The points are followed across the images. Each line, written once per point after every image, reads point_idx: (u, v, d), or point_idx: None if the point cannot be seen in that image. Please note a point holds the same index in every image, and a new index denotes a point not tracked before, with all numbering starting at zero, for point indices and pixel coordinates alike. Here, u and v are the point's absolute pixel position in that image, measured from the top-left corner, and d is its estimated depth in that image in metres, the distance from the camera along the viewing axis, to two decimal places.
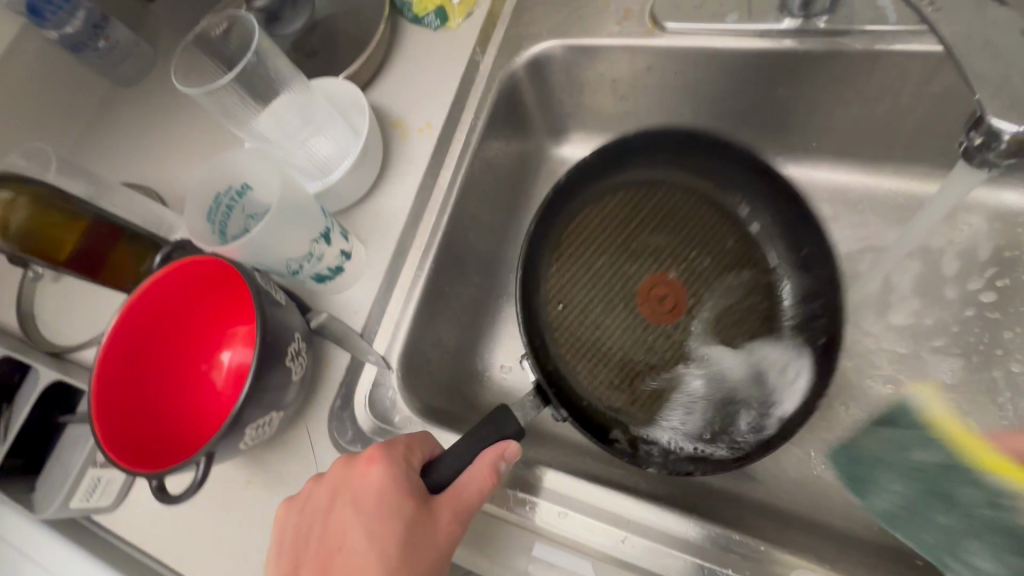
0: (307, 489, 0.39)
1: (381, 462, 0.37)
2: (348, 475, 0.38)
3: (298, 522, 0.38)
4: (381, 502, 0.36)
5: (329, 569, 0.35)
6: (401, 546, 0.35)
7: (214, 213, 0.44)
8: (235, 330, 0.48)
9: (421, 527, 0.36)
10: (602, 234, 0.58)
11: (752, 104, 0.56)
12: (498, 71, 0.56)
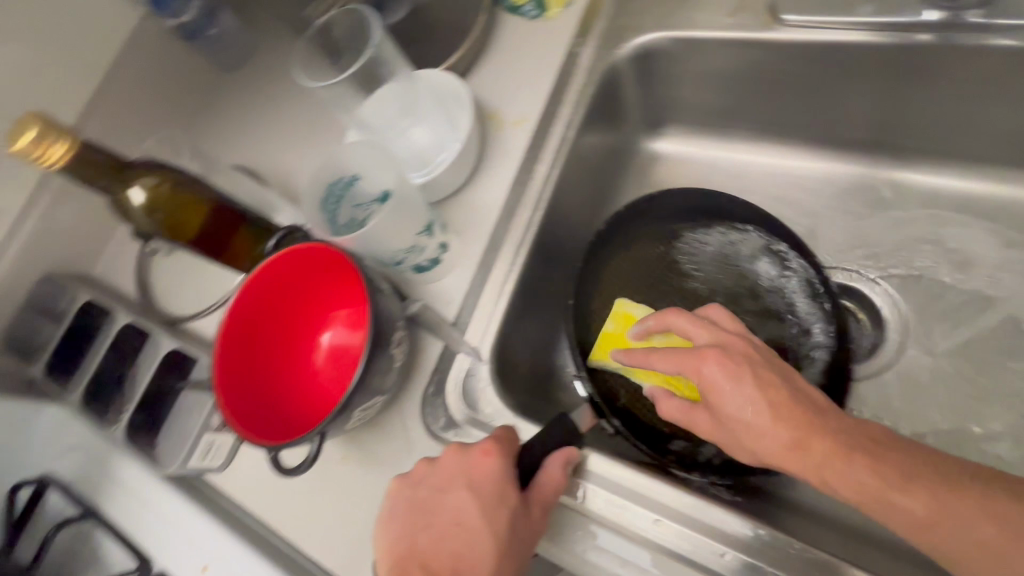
0: (417, 470, 0.39)
1: (498, 453, 0.38)
2: (461, 460, 0.38)
3: (408, 499, 0.38)
4: (497, 491, 0.37)
5: (441, 545, 0.36)
6: (509, 534, 0.36)
7: (327, 203, 0.47)
8: (335, 313, 0.51)
9: (526, 517, 0.37)
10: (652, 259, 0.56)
11: (871, 104, 0.52)
12: (599, 63, 0.55)
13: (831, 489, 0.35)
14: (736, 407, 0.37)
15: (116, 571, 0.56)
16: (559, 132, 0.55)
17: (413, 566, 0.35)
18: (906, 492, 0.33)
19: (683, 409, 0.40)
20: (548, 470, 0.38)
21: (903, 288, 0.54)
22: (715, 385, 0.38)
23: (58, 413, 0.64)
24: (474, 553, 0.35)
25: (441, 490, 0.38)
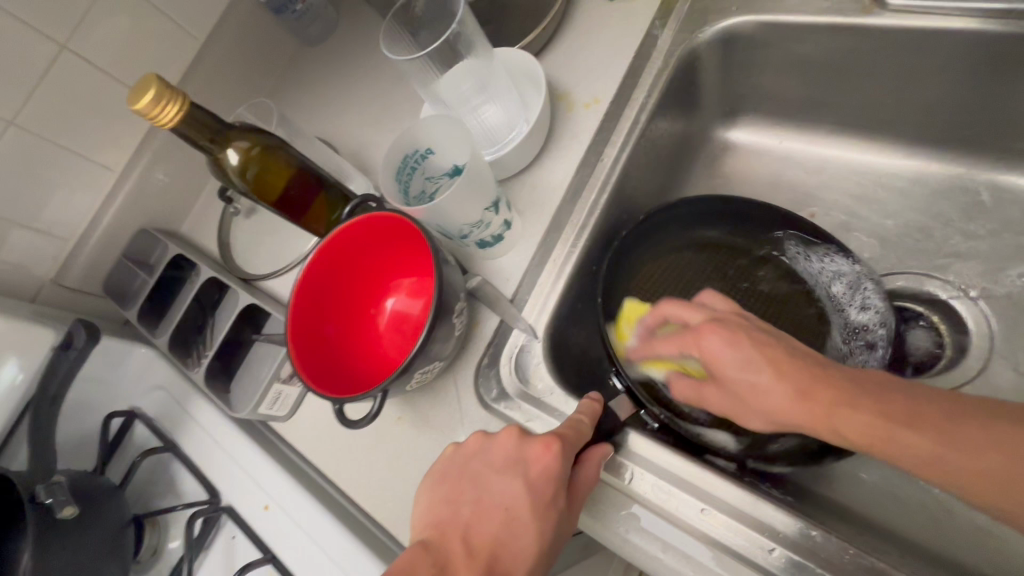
0: (475, 442, 0.40)
1: (558, 452, 0.37)
2: (520, 447, 0.38)
3: (457, 470, 0.39)
4: (548, 491, 0.37)
5: (479, 528, 0.36)
6: (549, 530, 0.36)
7: (401, 173, 0.49)
8: (400, 281, 0.54)
9: (566, 513, 0.37)
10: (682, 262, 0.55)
11: (978, 99, 0.48)
12: (678, 47, 0.54)
13: (836, 435, 0.35)
14: (736, 369, 0.38)
15: (190, 500, 0.62)
16: (631, 115, 0.54)
17: (454, 538, 0.36)
18: (915, 429, 0.32)
19: (694, 386, 0.42)
20: (587, 471, 0.39)
21: (995, 300, 0.50)
22: (715, 353, 0.39)
23: (145, 353, 0.70)
24: (513, 540, 0.35)
25: (493, 470, 0.38)
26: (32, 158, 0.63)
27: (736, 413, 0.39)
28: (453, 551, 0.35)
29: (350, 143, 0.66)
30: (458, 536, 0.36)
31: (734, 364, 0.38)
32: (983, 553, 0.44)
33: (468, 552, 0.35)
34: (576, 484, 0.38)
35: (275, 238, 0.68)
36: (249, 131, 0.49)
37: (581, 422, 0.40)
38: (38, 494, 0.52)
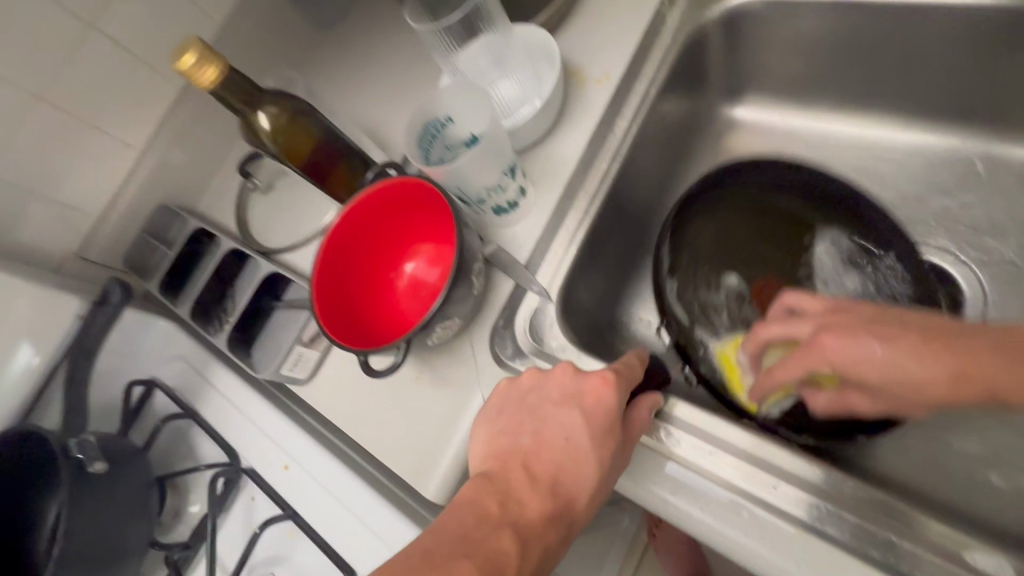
0: (532, 378, 0.42)
1: (615, 389, 0.39)
2: (577, 382, 0.40)
3: (517, 402, 0.41)
4: (605, 422, 0.38)
5: (541, 455, 0.38)
6: (608, 463, 0.38)
7: (423, 140, 0.51)
8: (419, 246, 0.56)
9: (622, 448, 0.39)
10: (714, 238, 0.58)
11: (972, 74, 0.50)
12: (687, 25, 0.56)
13: (868, 373, 0.38)
14: (764, 313, 0.44)
15: (211, 463, 0.64)
16: (643, 91, 0.56)
17: (513, 464, 0.38)
18: (935, 359, 0.36)
19: (739, 338, 0.46)
20: (638, 413, 0.41)
21: (986, 265, 0.53)
22: (748, 295, 0.45)
23: (164, 327, 0.72)
24: (574, 469, 0.37)
25: (550, 403, 0.40)
26: (59, 133, 0.65)
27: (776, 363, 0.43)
28: (516, 482, 0.37)
29: (365, 119, 0.67)
30: (518, 463, 0.38)
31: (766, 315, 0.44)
32: (973, 498, 0.47)
33: (529, 478, 0.37)
34: (631, 423, 0.40)
35: (291, 212, 0.70)
36: (277, 97, 0.52)
37: (632, 365, 0.43)
38: (71, 449, 0.55)
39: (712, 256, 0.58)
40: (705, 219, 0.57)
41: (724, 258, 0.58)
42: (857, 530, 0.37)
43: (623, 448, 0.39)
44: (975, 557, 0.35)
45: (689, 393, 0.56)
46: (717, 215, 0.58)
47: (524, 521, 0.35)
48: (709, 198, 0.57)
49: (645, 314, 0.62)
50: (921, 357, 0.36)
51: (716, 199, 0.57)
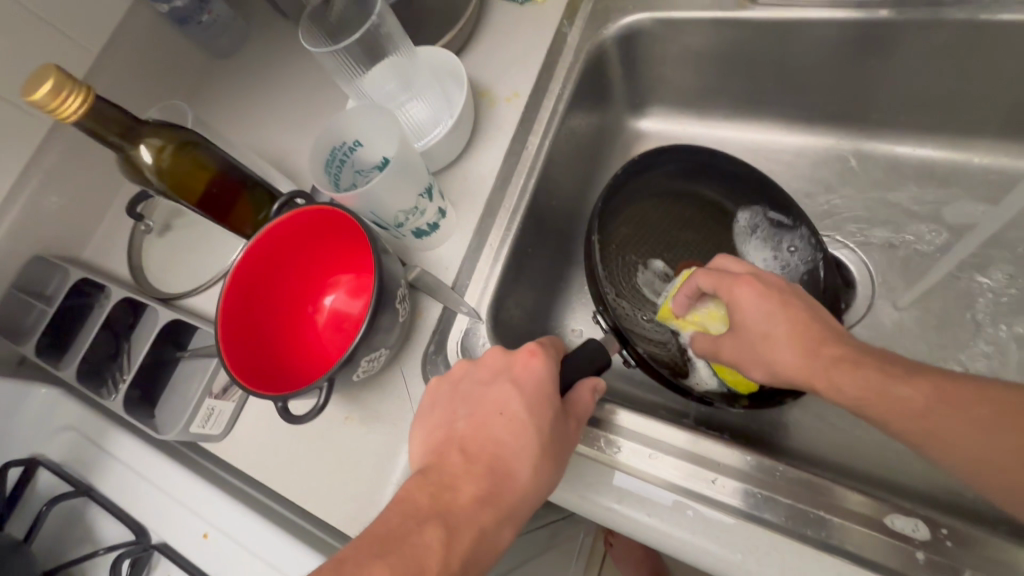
0: (464, 367, 0.42)
1: (542, 355, 0.40)
2: (506, 359, 0.41)
3: (452, 392, 0.41)
4: (537, 388, 0.39)
5: (479, 437, 0.37)
6: (547, 428, 0.37)
7: (330, 166, 0.49)
8: (338, 278, 0.53)
9: (562, 421, 0.38)
10: (641, 223, 0.59)
11: (840, 79, 0.56)
12: (586, 42, 0.58)
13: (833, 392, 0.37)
14: (760, 329, 0.41)
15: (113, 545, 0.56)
16: (552, 106, 0.57)
17: (450, 452, 0.37)
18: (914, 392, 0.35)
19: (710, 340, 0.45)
20: (577, 387, 0.41)
21: (869, 249, 0.58)
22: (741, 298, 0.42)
23: (48, 393, 0.63)
24: (513, 443, 0.37)
25: (483, 384, 0.40)
26: None
27: (742, 367, 0.42)
28: (450, 467, 0.36)
29: (269, 148, 0.64)
30: (454, 451, 0.37)
31: (754, 318, 0.41)
32: (887, 464, 0.51)
33: (466, 460, 0.36)
34: (571, 400, 0.40)
35: (193, 253, 0.65)
36: (161, 128, 0.48)
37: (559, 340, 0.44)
38: None
39: (642, 244, 0.59)
40: (634, 204, 0.58)
41: (654, 245, 0.59)
42: (793, 512, 0.38)
43: (566, 424, 0.39)
44: (892, 518, 0.37)
45: (625, 397, 0.57)
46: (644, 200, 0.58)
47: (455, 506, 0.34)
48: (636, 188, 0.57)
49: (577, 324, 0.62)
50: (901, 385, 0.35)
51: (643, 190, 0.58)
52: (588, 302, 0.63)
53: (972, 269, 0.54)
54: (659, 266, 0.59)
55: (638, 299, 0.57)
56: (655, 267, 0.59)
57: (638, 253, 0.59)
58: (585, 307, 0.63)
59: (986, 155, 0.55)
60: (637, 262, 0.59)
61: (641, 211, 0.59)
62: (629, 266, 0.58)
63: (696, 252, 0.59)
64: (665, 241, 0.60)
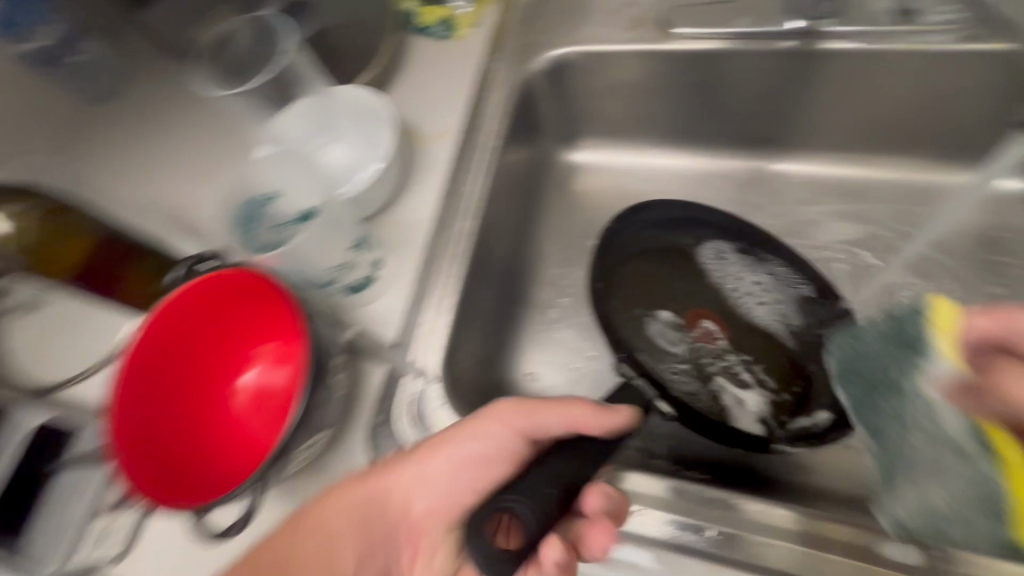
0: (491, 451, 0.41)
1: None
2: None
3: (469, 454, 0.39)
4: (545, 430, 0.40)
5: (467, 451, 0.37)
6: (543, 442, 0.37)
7: (242, 223, 0.44)
8: (259, 348, 0.45)
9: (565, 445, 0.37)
10: (637, 281, 0.56)
11: (755, 106, 0.58)
12: (513, 78, 0.57)
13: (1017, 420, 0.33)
14: None
15: None
16: (485, 143, 0.55)
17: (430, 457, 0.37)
18: None
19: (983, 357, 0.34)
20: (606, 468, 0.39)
21: None
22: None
23: None
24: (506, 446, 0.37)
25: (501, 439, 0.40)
26: None
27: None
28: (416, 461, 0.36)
29: (162, 201, 0.55)
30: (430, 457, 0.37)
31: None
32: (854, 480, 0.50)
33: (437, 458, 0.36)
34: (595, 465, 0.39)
35: (70, 331, 0.54)
36: (32, 196, 0.44)
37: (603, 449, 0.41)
38: None
39: (641, 296, 0.56)
40: (625, 262, 0.56)
41: (653, 296, 0.56)
42: (791, 556, 0.36)
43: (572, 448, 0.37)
44: (879, 548, 0.36)
45: None
46: (633, 255, 0.57)
47: None
48: (619, 241, 0.56)
49: (531, 366, 0.59)
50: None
51: (626, 244, 0.56)
52: (542, 342, 0.60)
53: (901, 278, 0.56)
54: (664, 318, 0.55)
55: (655, 354, 0.53)
56: (660, 319, 0.55)
57: (640, 306, 0.55)
58: (539, 349, 0.60)
59: (892, 170, 0.59)
60: (642, 317, 0.55)
61: (631, 264, 0.56)
62: (633, 321, 0.54)
63: (699, 296, 0.56)
64: (667, 292, 0.57)
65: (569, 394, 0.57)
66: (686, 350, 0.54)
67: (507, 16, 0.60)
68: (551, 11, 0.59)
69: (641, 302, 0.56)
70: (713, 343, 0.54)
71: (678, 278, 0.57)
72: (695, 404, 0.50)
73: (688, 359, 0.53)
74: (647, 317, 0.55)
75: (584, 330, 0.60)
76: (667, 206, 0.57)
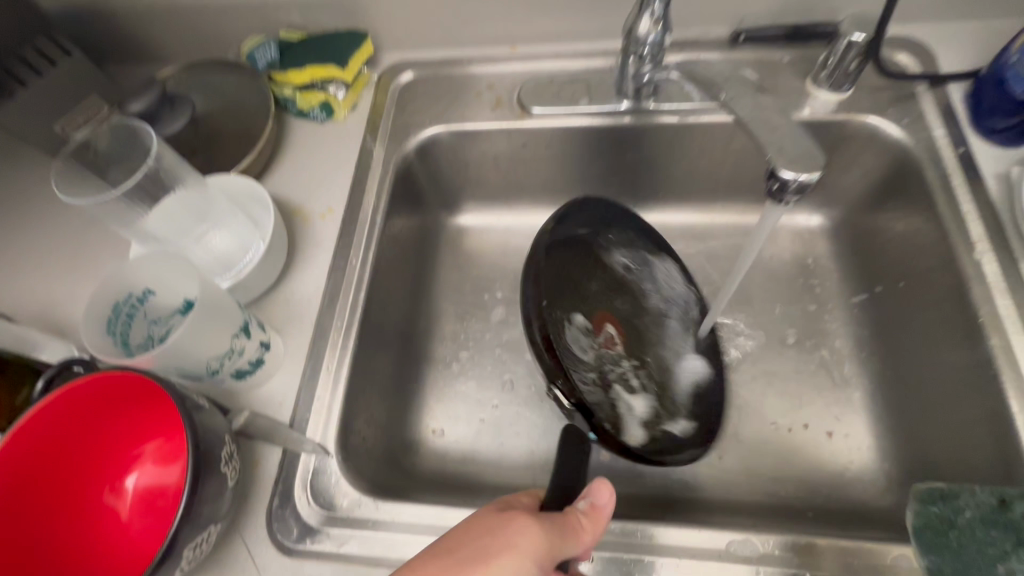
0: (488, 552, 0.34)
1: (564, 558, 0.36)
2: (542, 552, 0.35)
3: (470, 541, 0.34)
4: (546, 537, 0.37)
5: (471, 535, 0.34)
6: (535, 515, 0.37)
7: (113, 323, 0.42)
8: (139, 451, 0.44)
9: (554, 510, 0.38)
10: (557, 277, 0.51)
11: (609, 168, 0.66)
12: (392, 156, 0.62)
13: None
14: None
15: None
16: (367, 217, 0.58)
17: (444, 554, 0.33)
18: None
19: None
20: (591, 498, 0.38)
21: None
22: None
23: None
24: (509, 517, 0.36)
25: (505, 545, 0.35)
26: None
27: None
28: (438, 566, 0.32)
29: (28, 302, 0.53)
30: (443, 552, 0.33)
31: None
32: None
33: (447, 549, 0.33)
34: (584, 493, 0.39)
35: None
36: None
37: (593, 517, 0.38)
38: None
39: (561, 296, 0.51)
40: (549, 252, 0.50)
41: (571, 298, 0.52)
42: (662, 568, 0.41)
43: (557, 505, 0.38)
44: (755, 543, 0.40)
45: (498, 487, 0.57)
46: (558, 249, 0.52)
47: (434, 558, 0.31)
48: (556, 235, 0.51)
49: (437, 423, 0.61)
50: None
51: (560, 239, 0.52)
52: (445, 398, 0.63)
53: None
54: (579, 321, 0.52)
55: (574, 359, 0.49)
56: (576, 322, 0.52)
57: (560, 307, 0.51)
58: (442, 406, 0.62)
59: (728, 214, 0.69)
60: (568, 320, 0.51)
61: (558, 261, 0.52)
62: (557, 319, 0.49)
63: (602, 301, 0.55)
64: (579, 292, 0.54)
65: (473, 446, 0.60)
66: (596, 358, 0.51)
67: (383, 100, 0.65)
68: (423, 95, 0.65)
69: (561, 300, 0.51)
70: (610, 352, 0.54)
71: (588, 279, 0.55)
72: (602, 412, 0.48)
73: (596, 368, 0.51)
74: (569, 316, 0.51)
75: (481, 381, 0.63)
76: (592, 212, 0.55)
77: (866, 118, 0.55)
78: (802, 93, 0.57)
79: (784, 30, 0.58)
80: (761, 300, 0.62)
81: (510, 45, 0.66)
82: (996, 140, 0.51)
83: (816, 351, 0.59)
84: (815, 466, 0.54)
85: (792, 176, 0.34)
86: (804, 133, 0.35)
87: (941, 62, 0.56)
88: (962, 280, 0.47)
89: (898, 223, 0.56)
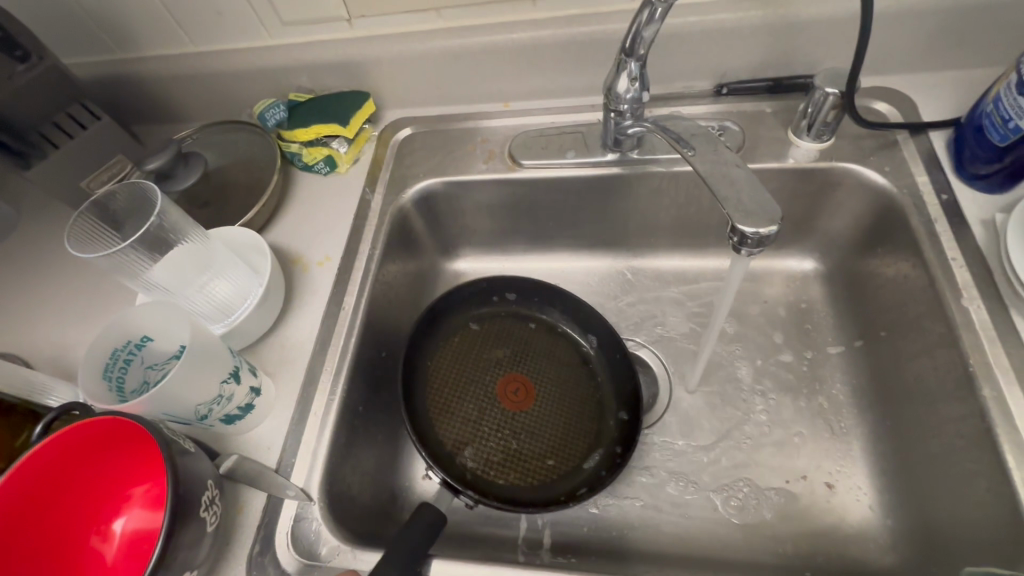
0: None
1: None
2: None
3: None
4: None
5: None
6: None
7: (111, 368, 0.45)
8: (131, 493, 0.43)
9: None
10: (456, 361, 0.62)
11: (597, 218, 0.67)
12: (389, 207, 0.64)
13: None
14: None
15: None
16: (361, 264, 0.60)
17: None
18: None
19: None
20: None
21: (660, 344, 0.65)
22: None
23: None
24: None
25: None
26: None
27: None
28: None
29: (46, 349, 0.57)
30: None
31: None
32: None
33: None
34: None
35: None
36: None
37: None
38: None
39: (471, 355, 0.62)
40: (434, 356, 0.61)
41: (495, 356, 0.62)
42: None
43: None
44: None
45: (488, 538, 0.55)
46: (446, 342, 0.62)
47: None
48: (458, 323, 0.63)
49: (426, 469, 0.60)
50: None
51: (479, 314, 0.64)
52: None
53: (748, 344, 0.63)
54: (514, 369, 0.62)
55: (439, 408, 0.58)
56: (497, 359, 0.62)
57: (496, 355, 0.63)
58: None
59: (713, 259, 0.69)
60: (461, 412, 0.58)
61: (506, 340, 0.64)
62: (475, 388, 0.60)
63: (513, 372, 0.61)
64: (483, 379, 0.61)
65: None
66: (498, 430, 0.58)
67: (384, 154, 0.69)
68: (422, 148, 0.69)
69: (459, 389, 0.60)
70: (504, 443, 0.57)
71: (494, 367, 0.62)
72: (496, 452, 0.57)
73: (485, 420, 0.58)
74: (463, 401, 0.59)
75: None
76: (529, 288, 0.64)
77: (848, 167, 0.56)
78: (785, 143, 0.59)
79: (765, 82, 0.61)
80: (752, 348, 0.62)
81: (503, 100, 0.69)
82: (980, 186, 0.51)
83: (812, 401, 0.58)
84: (816, 523, 0.53)
85: (751, 230, 0.39)
86: (763, 186, 0.41)
87: (920, 111, 0.57)
88: (951, 328, 0.46)
89: (889, 269, 0.55)
